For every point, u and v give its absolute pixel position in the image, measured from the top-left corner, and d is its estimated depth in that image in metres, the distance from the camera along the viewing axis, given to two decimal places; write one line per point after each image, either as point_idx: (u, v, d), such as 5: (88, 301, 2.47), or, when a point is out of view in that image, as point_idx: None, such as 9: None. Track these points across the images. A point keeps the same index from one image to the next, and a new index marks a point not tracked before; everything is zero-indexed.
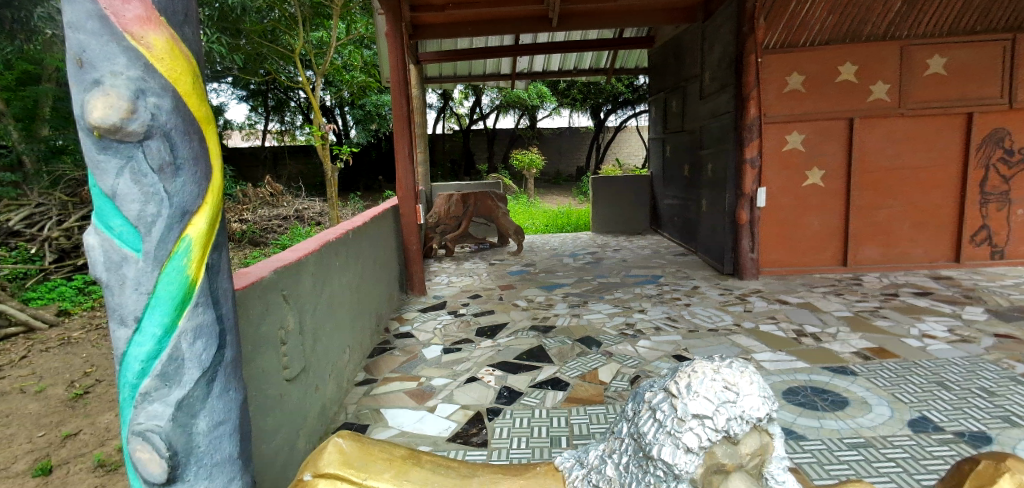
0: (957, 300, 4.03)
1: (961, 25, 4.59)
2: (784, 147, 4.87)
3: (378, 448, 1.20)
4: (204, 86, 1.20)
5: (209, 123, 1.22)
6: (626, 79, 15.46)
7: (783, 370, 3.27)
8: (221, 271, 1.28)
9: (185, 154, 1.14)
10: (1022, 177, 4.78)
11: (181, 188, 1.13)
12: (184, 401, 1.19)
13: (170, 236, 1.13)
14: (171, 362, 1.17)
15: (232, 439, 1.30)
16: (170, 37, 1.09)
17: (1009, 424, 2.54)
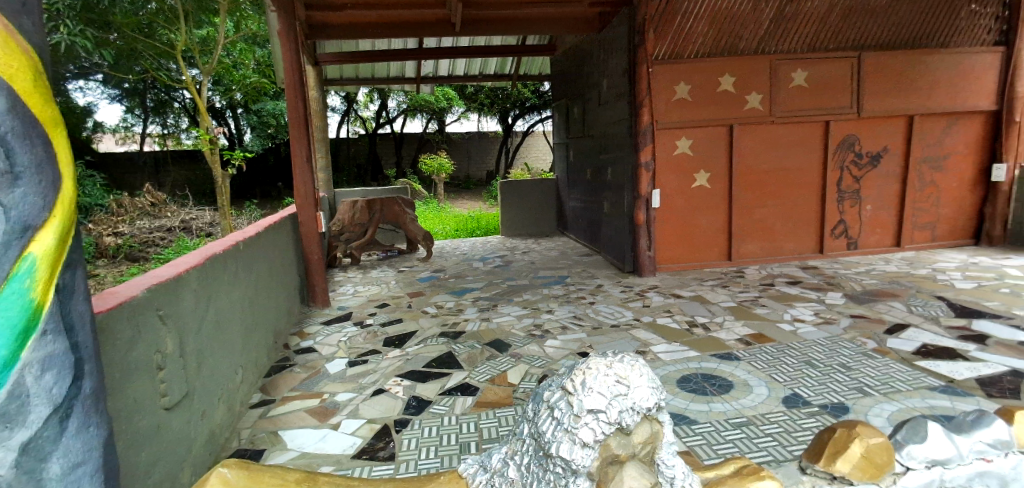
0: (821, 287, 4.53)
1: (816, 43, 5.19)
2: (676, 151, 5.21)
3: (268, 476, 1.18)
4: (47, 86, 1.05)
5: (56, 127, 1.06)
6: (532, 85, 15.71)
7: (677, 360, 3.49)
8: (76, 293, 1.13)
9: (26, 161, 0.98)
10: (869, 178, 5.49)
11: (21, 200, 0.97)
12: (31, 443, 1.00)
13: (8, 255, 0.95)
14: (12, 400, 0.96)
15: (93, 481, 1.14)
16: (4, 29, 0.95)
17: (863, 394, 2.88)
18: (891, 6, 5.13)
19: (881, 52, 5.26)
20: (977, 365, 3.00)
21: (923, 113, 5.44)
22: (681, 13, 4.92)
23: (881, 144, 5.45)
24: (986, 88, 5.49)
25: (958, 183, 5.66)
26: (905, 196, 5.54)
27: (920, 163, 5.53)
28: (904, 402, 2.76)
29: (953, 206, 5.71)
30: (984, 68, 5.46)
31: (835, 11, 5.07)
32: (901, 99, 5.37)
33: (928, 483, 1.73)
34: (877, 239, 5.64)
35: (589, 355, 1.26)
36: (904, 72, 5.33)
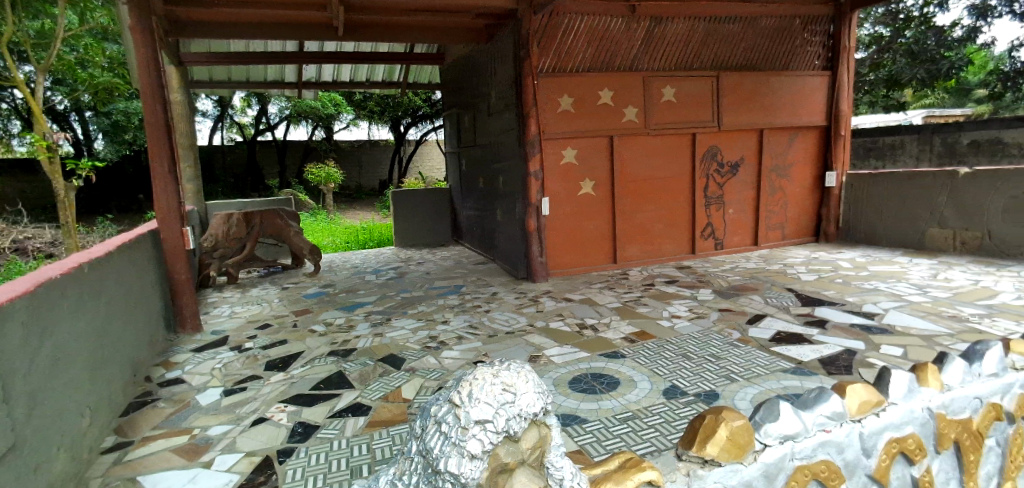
0: (694, 284, 4.95)
1: (681, 63, 5.69)
2: (562, 161, 5.42)
3: None
4: None
5: None
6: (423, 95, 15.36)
7: (568, 361, 3.61)
8: None
9: None
10: (730, 185, 6.12)
11: None
12: None
13: None
14: None
15: None
16: None
17: (730, 381, 3.18)
18: (741, 33, 5.79)
19: (735, 72, 5.90)
20: (820, 347, 3.43)
21: (771, 127, 6.18)
22: (562, 30, 5.15)
23: (738, 155, 6.10)
24: (819, 106, 6.37)
25: (800, 189, 6.49)
26: (759, 200, 6.25)
27: (770, 171, 6.27)
28: (764, 384, 3.08)
29: (797, 209, 6.55)
30: (816, 90, 6.34)
31: (695, 34, 5.62)
32: (753, 115, 6.06)
33: (782, 458, 1.53)
34: (738, 239, 6.29)
35: (476, 366, 1.20)
36: (754, 91, 6.03)
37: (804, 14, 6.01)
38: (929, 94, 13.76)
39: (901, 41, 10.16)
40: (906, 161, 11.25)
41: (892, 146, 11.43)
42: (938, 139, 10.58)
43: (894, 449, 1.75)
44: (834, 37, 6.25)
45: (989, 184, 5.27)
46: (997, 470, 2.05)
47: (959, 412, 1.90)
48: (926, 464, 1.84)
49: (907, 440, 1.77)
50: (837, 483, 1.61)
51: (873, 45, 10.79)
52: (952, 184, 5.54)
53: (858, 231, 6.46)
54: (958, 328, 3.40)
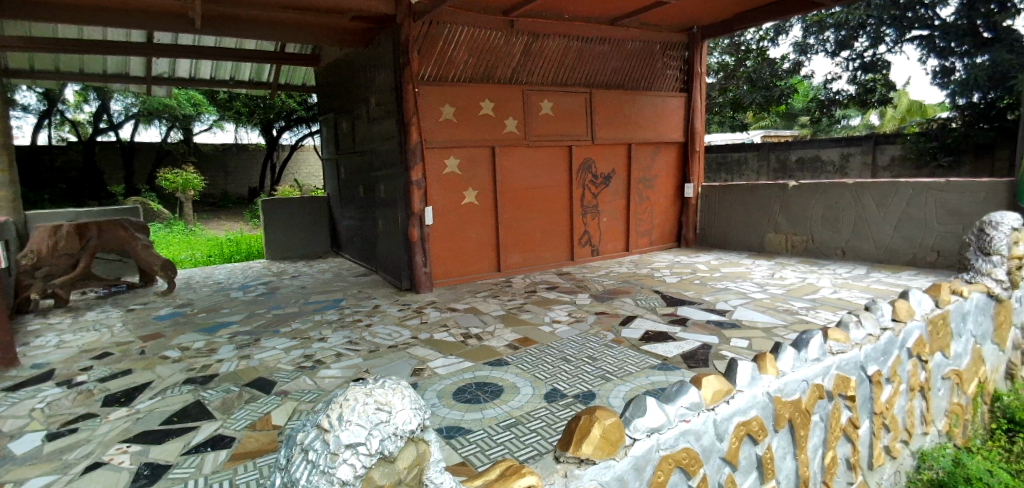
0: (573, 290, 5.18)
1: (558, 78, 5.96)
2: (444, 170, 5.39)
3: None
4: None
5: None
6: (298, 96, 13.91)
7: (453, 372, 3.58)
8: None
9: None
10: (603, 195, 6.53)
11: None
12: None
13: None
14: None
15: None
16: None
17: (605, 380, 3.36)
18: (609, 54, 6.24)
19: (606, 90, 6.32)
20: (681, 343, 3.76)
21: (638, 142, 6.70)
22: (442, 39, 5.14)
23: (610, 167, 6.54)
24: (678, 124, 7.05)
25: (663, 199, 7.12)
26: (629, 209, 6.75)
27: (638, 182, 6.80)
28: (635, 381, 3.31)
29: (661, 217, 7.17)
30: (675, 109, 7.01)
31: (569, 52, 5.94)
32: (622, 131, 6.54)
33: (649, 451, 1.64)
34: (612, 245, 6.73)
35: (348, 385, 1.13)
36: (623, 108, 6.51)
37: (662, 40, 6.65)
38: (765, 117, 15.93)
39: (743, 70, 11.65)
40: (749, 175, 12.87)
41: (737, 162, 13.01)
42: (773, 156, 12.28)
43: (741, 432, 2.00)
44: (688, 63, 6.98)
45: (811, 194, 6.18)
46: (821, 442, 2.51)
47: (792, 394, 2.25)
48: (767, 443, 2.15)
49: (751, 423, 2.05)
50: (696, 467, 1.80)
51: (720, 71, 12.26)
52: (783, 195, 6.43)
53: (711, 236, 7.23)
54: (791, 319, 3.93)
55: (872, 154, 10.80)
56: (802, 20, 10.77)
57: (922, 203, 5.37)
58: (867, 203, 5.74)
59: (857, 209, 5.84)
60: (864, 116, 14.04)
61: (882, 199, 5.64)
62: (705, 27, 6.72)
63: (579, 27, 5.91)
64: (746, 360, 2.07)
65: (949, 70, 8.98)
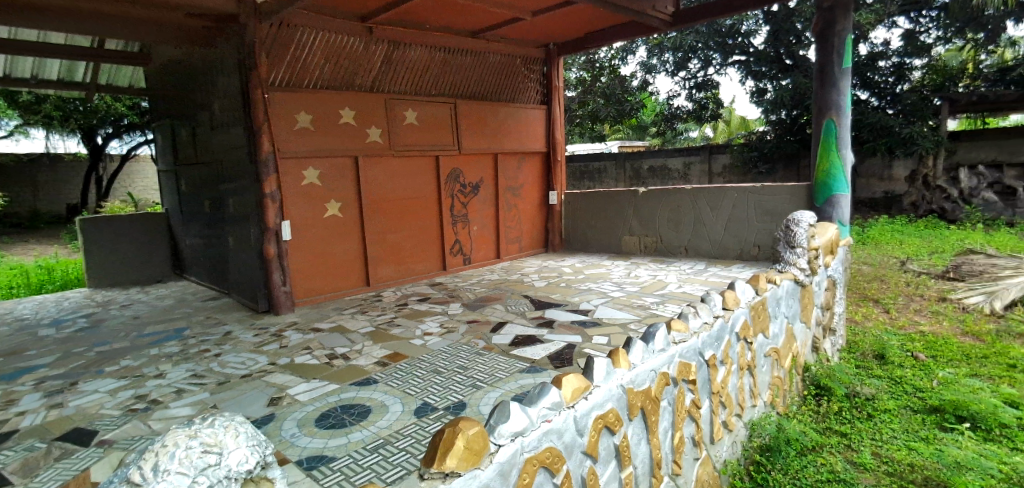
0: (444, 300, 5.16)
1: (422, 87, 5.93)
2: (303, 182, 5.07)
3: None
4: None
5: None
6: (128, 98, 12.22)
7: (315, 398, 3.34)
8: None
9: None
10: (472, 203, 6.61)
11: None
12: None
13: None
14: None
15: None
16: None
17: (476, 388, 3.37)
18: (472, 66, 6.37)
19: (470, 100, 6.43)
20: (548, 345, 3.90)
21: (504, 152, 6.90)
22: (295, 42, 4.84)
23: (478, 176, 6.65)
24: (540, 135, 7.39)
25: (530, 206, 7.41)
26: (499, 217, 6.91)
27: (505, 191, 6.99)
28: (504, 387, 3.35)
29: (529, 224, 7.44)
30: (537, 120, 7.35)
31: (432, 63, 5.96)
32: (488, 140, 6.68)
33: (513, 456, 1.64)
34: (483, 253, 6.83)
35: (170, 429, 1.11)
36: (488, 119, 6.66)
37: (522, 54, 6.94)
38: (621, 130, 17.30)
39: (598, 86, 12.52)
40: (608, 182, 13.85)
41: (597, 170, 13.95)
42: (628, 165, 13.36)
43: (598, 425, 2.10)
44: (547, 77, 7.38)
45: (658, 199, 6.83)
46: (670, 424, 2.75)
47: (642, 384, 2.43)
48: (623, 432, 2.30)
49: (608, 415, 2.17)
50: (559, 464, 1.86)
51: (579, 86, 13.02)
52: (634, 200, 7.01)
53: (575, 241, 7.67)
54: (643, 314, 4.28)
55: (708, 162, 12.24)
56: (645, 42, 11.89)
57: (744, 205, 6.18)
58: (702, 205, 6.48)
59: (695, 212, 6.55)
60: (701, 129, 15.90)
61: (713, 203, 6.41)
62: (561, 44, 7.16)
63: (441, 37, 5.94)
64: (602, 356, 2.18)
65: (762, 90, 10.56)
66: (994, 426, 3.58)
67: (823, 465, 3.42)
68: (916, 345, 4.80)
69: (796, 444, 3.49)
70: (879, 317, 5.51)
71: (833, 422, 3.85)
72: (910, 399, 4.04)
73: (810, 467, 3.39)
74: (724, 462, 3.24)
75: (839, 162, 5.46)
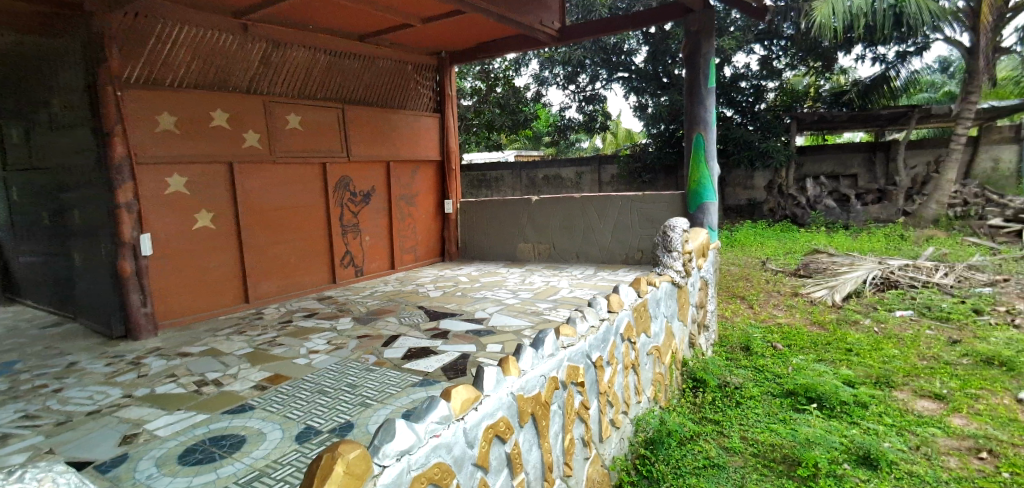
0: (334, 315, 4.90)
1: (305, 91, 5.64)
2: (167, 190, 4.58)
3: None
4: None
5: None
6: None
7: (179, 431, 2.99)
8: None
9: None
10: (364, 212, 6.39)
11: None
12: None
13: None
14: None
15: None
16: None
17: (364, 406, 3.20)
18: (359, 70, 6.20)
19: (359, 106, 6.23)
20: (442, 356, 3.84)
21: (396, 160, 6.77)
22: (154, 36, 4.38)
23: (369, 185, 6.45)
24: (434, 143, 7.35)
25: (425, 215, 7.33)
26: (392, 227, 6.75)
27: (399, 200, 6.84)
28: (394, 403, 3.22)
29: (424, 233, 7.36)
30: (430, 128, 7.30)
31: (316, 65, 5.70)
32: (380, 148, 6.51)
33: (399, 477, 1.53)
34: (376, 264, 6.62)
35: None
36: (379, 125, 6.49)
37: (413, 61, 6.88)
38: (518, 140, 17.69)
39: (494, 96, 12.70)
40: (505, 191, 14.03)
41: (494, 179, 14.08)
42: (524, 174, 13.65)
43: (488, 436, 2.07)
44: (440, 85, 7.39)
45: (550, 207, 7.04)
46: (560, 427, 2.80)
47: (532, 390, 2.45)
48: (514, 439, 2.30)
49: (498, 424, 2.15)
50: (448, 480, 1.77)
51: (474, 95, 12.82)
52: (528, 208, 7.16)
53: (471, 249, 7.71)
54: (536, 320, 4.37)
55: (598, 172, 12.88)
56: (538, 55, 12.30)
57: (628, 212, 6.57)
58: (590, 213, 6.79)
59: (584, 219, 6.85)
60: (592, 140, 16.73)
61: (601, 210, 6.74)
62: (452, 53, 7.21)
63: (325, 39, 5.71)
64: (492, 365, 2.16)
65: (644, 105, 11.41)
66: (836, 404, 4.09)
67: (699, 452, 3.68)
68: (774, 336, 5.38)
69: (675, 435, 3.73)
70: (745, 312, 6.12)
71: (708, 411, 4.17)
72: (770, 385, 4.50)
73: (689, 455, 3.64)
74: (612, 458, 3.37)
75: (708, 173, 6.00)
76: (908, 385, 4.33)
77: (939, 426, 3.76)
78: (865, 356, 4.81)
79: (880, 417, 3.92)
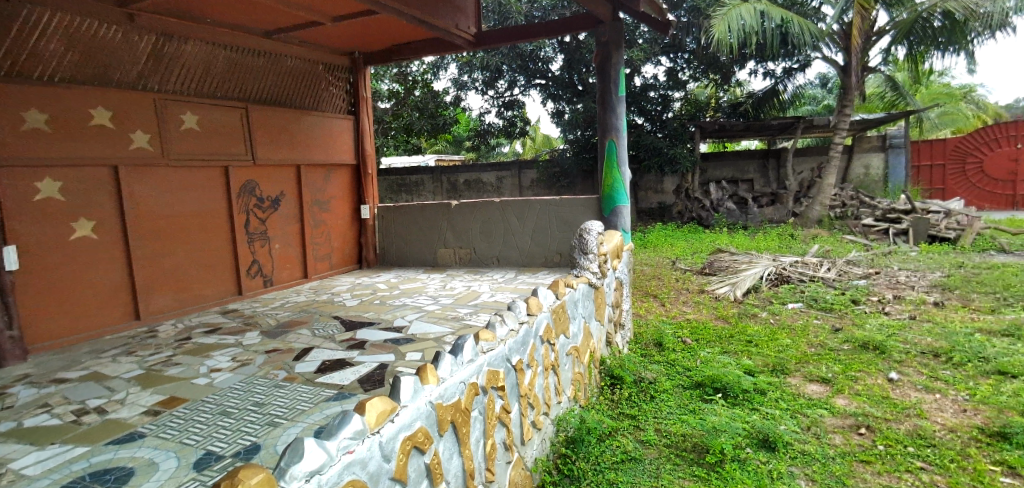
0: (239, 329, 4.58)
1: (203, 89, 5.25)
2: (37, 196, 4.07)
3: None
4: None
5: None
6: None
7: (52, 468, 2.64)
8: None
9: None
10: (272, 219, 6.05)
11: None
12: None
13: None
14: None
15: None
16: None
17: (273, 426, 2.99)
18: (264, 69, 5.87)
19: (266, 106, 5.89)
20: (358, 367, 3.70)
21: (308, 164, 6.48)
22: (18, 22, 3.88)
23: (278, 189, 6.11)
24: (349, 146, 7.12)
25: (340, 221, 7.07)
26: (305, 233, 6.45)
27: (311, 205, 6.55)
28: (306, 420, 3.03)
29: (340, 240, 7.09)
30: (344, 131, 7.06)
31: (215, 62, 5.33)
32: (290, 151, 6.20)
33: None
34: (288, 273, 6.28)
35: None
36: (289, 127, 6.18)
37: (324, 61, 6.64)
38: (438, 144, 17.54)
39: (412, 99, 12.51)
40: (426, 195, 13.83)
41: (415, 183, 13.85)
42: (445, 178, 13.55)
43: (407, 447, 1.99)
44: (353, 86, 7.19)
45: (469, 211, 7.02)
46: (481, 433, 2.77)
47: (450, 397, 2.40)
48: (433, 449, 2.23)
49: (417, 434, 2.07)
50: None
51: (392, 98, 12.66)
52: (448, 213, 7.10)
53: (390, 255, 7.55)
54: (457, 326, 4.34)
55: (518, 177, 13.06)
56: (456, 60, 12.27)
57: (547, 216, 6.69)
58: (510, 217, 6.86)
59: (504, 223, 6.91)
60: (512, 146, 16.95)
61: (519, 214, 6.82)
62: (366, 54, 7.03)
63: (224, 34, 5.36)
64: (409, 374, 2.09)
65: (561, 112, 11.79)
66: (739, 392, 4.39)
67: (617, 447, 3.80)
68: (684, 331, 5.71)
69: (595, 432, 3.82)
70: (657, 310, 6.44)
71: (624, 407, 4.33)
72: (681, 378, 4.75)
73: (607, 451, 3.75)
74: (534, 460, 3.40)
75: (620, 178, 6.27)
76: (800, 371, 4.75)
77: (826, 406, 4.16)
78: (763, 346, 5.23)
79: (777, 402, 4.26)
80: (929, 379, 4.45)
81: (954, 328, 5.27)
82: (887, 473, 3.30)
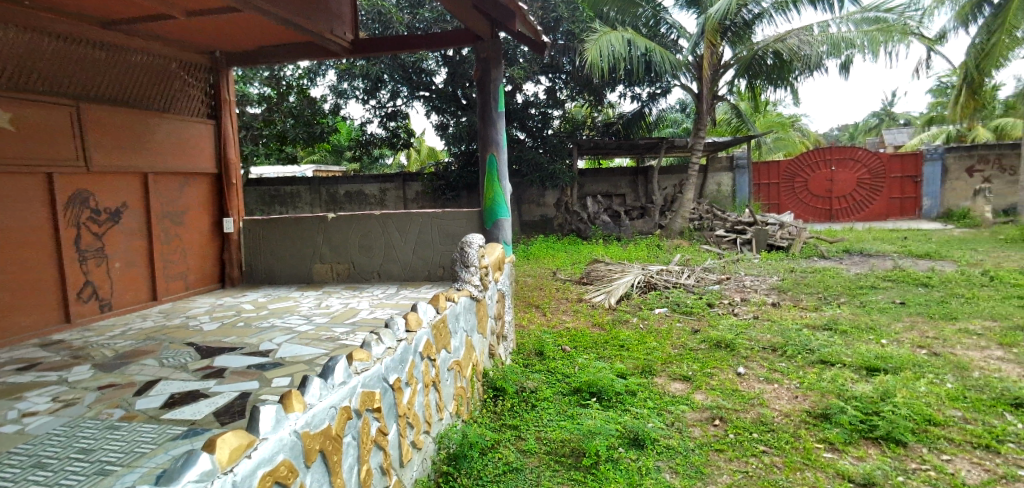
0: (65, 364, 3.93)
1: (21, 82, 4.49)
2: None
3: None
4: None
5: None
6: None
7: None
8: None
9: None
10: (112, 234, 5.31)
11: None
12: None
13: None
14: None
15: None
16: None
17: (103, 475, 2.52)
18: (101, 63, 5.19)
19: (104, 106, 5.20)
20: (214, 399, 3.35)
21: (157, 171, 5.83)
22: None
23: (119, 200, 5.40)
24: (207, 153, 6.54)
25: (197, 236, 6.43)
26: (152, 250, 5.77)
27: (161, 218, 5.89)
28: (147, 464, 2.61)
29: (197, 257, 6.45)
30: (202, 136, 6.48)
31: (36, 51, 4.60)
32: (134, 157, 5.53)
33: None
34: (131, 296, 5.55)
35: None
36: (134, 130, 5.52)
37: (177, 58, 6.07)
38: (314, 153, 16.63)
39: (285, 105, 11.80)
40: (302, 207, 13.02)
41: (290, 195, 12.98)
42: (323, 189, 12.89)
43: (267, 484, 1.81)
44: (213, 88, 6.66)
45: (349, 224, 6.73)
46: (355, 459, 2.61)
47: (320, 424, 2.23)
48: (299, 483, 2.05)
49: (279, 468, 1.89)
50: None
51: (263, 103, 11.79)
52: (325, 226, 6.74)
53: (257, 272, 7.01)
54: (332, 346, 4.11)
55: (402, 189, 12.84)
56: (333, 66, 11.76)
57: (430, 229, 6.63)
58: (390, 230, 6.69)
59: (385, 237, 6.72)
60: (395, 157, 16.62)
61: (400, 226, 6.69)
62: (228, 54, 6.57)
63: (49, 20, 4.66)
64: (268, 404, 1.91)
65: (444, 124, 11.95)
66: (612, 395, 4.67)
67: (499, 459, 3.83)
68: (563, 339, 5.96)
69: (478, 446, 3.79)
70: (539, 320, 6.66)
71: (506, 418, 4.39)
72: (560, 385, 4.94)
73: (490, 464, 3.76)
74: (415, 481, 3.29)
75: (501, 192, 6.41)
76: (665, 371, 5.17)
77: (686, 402, 4.56)
78: (633, 349, 5.62)
79: (645, 402, 4.58)
80: (769, 370, 5.08)
81: (787, 325, 6.10)
82: (737, 459, 3.68)
